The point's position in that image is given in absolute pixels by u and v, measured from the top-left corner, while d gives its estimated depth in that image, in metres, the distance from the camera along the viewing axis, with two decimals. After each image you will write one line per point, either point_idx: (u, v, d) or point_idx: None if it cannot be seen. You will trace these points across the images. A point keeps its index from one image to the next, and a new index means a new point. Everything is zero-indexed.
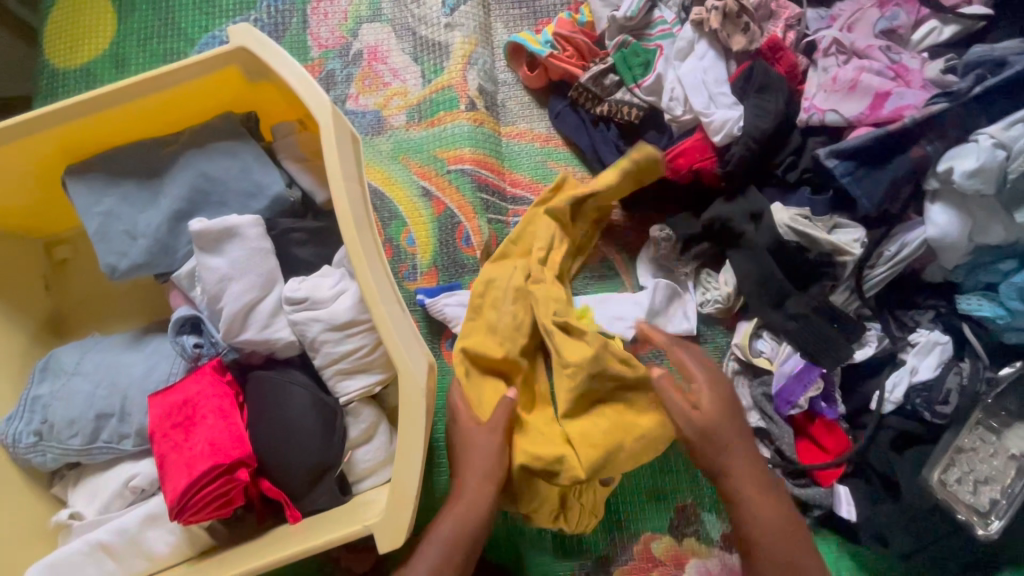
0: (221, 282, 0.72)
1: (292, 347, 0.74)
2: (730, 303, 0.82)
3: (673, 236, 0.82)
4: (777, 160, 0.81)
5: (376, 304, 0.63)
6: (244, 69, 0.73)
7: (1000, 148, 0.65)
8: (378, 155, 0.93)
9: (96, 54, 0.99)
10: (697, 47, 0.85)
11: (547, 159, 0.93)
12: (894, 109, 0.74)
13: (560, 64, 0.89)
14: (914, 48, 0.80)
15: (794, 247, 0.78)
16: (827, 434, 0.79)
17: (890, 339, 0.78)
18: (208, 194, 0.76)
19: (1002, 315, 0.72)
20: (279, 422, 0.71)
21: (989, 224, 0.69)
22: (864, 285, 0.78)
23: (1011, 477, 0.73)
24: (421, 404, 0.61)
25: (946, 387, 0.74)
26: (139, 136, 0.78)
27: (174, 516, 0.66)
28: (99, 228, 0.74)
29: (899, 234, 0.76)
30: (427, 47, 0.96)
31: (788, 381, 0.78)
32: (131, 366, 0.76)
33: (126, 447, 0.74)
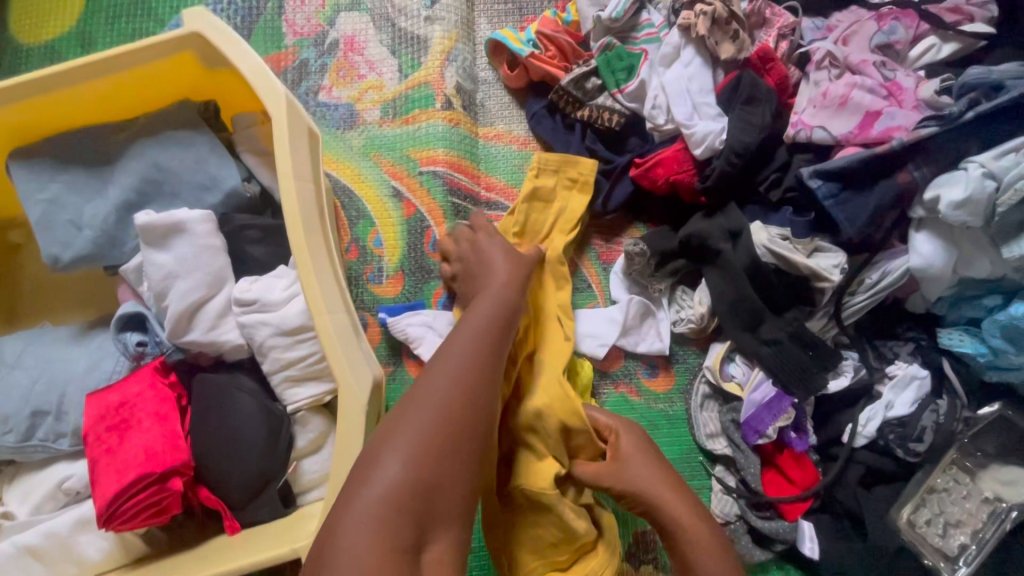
0: (166, 279, 0.68)
1: (240, 349, 0.71)
2: (704, 324, 0.79)
3: (647, 251, 0.78)
4: (759, 177, 0.78)
5: (320, 314, 0.60)
6: (200, 55, 0.69)
7: (990, 179, 0.60)
8: (349, 151, 0.89)
9: (61, 31, 0.95)
10: (683, 53, 0.80)
11: (524, 164, 0.89)
12: (883, 129, 0.70)
13: (541, 65, 0.85)
14: (910, 65, 0.76)
15: (772, 269, 0.74)
16: (796, 465, 0.75)
17: (866, 370, 0.75)
18: (160, 185, 0.72)
19: (983, 353, 0.68)
20: (221, 430, 0.68)
21: (975, 257, 0.65)
22: (843, 311, 0.74)
23: (983, 522, 0.70)
24: (360, 422, 0.58)
25: (921, 425, 0.71)
26: (92, 121, 0.75)
27: (103, 524, 0.63)
28: (42, 216, 0.70)
29: (881, 261, 0.72)
30: (405, 39, 0.92)
31: (756, 410, 0.74)
32: (72, 362, 0.73)
33: (62, 447, 0.71)
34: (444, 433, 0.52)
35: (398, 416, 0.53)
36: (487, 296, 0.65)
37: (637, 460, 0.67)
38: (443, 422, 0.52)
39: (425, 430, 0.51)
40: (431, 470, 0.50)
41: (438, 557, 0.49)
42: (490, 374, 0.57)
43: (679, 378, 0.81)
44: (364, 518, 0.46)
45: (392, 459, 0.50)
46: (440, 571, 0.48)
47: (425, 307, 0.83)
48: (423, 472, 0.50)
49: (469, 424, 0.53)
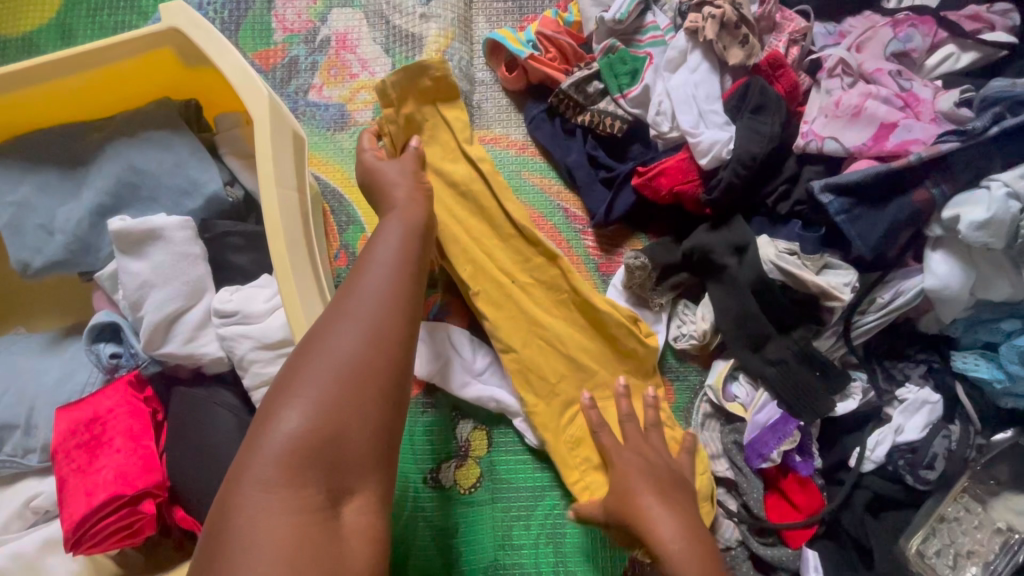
0: (142, 289, 0.65)
1: (220, 363, 0.67)
2: (706, 340, 0.75)
3: (648, 264, 0.75)
4: (768, 189, 0.74)
5: (302, 332, 0.57)
6: (180, 52, 0.66)
7: (1014, 200, 0.57)
8: (340, 153, 0.86)
9: (40, 23, 0.90)
10: (689, 58, 0.76)
11: (522, 169, 0.85)
12: (898, 143, 0.67)
13: (541, 67, 0.81)
14: (926, 75, 0.73)
15: (779, 286, 0.71)
16: (801, 490, 0.72)
17: (876, 392, 0.72)
18: (137, 188, 0.68)
19: (1000, 379, 0.64)
20: (198, 449, 0.64)
21: (993, 279, 0.61)
22: (853, 330, 0.71)
23: (995, 553, 0.67)
24: None
25: (933, 451, 0.68)
26: (66, 119, 0.71)
27: (70, 549, 0.59)
28: (11, 219, 0.66)
29: (895, 280, 0.69)
30: (400, 37, 0.88)
31: (760, 432, 0.71)
32: (44, 373, 0.70)
33: (30, 463, 0.67)
34: (352, 375, 0.47)
35: (300, 362, 0.48)
36: (394, 216, 0.60)
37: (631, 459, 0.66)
38: (351, 365, 0.47)
39: (332, 372, 0.47)
40: (337, 416, 0.46)
41: (361, 507, 0.45)
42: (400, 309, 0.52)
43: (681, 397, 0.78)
44: (261, 482, 0.42)
45: (291, 410, 0.45)
46: (362, 519, 0.45)
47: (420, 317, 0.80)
48: (328, 421, 0.45)
49: (386, 360, 0.49)
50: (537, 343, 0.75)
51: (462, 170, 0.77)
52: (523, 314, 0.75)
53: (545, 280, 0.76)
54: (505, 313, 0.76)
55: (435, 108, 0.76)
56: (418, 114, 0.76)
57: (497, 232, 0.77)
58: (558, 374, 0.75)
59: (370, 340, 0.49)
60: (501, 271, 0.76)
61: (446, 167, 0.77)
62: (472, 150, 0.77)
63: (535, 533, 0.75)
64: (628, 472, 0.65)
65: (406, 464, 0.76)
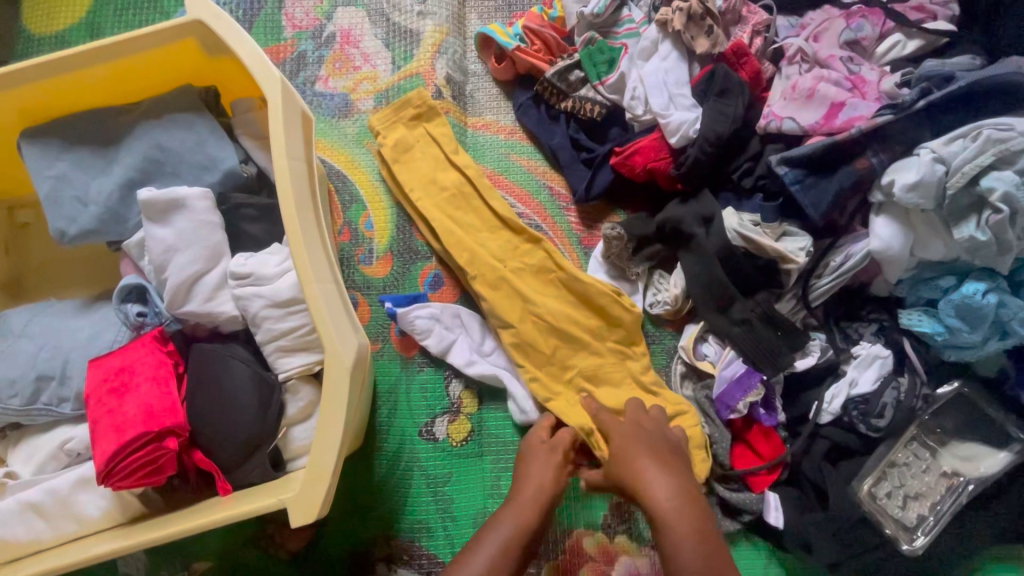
0: (166, 252, 0.72)
1: (234, 321, 0.75)
2: (679, 305, 0.82)
3: (624, 235, 0.82)
4: (733, 166, 0.82)
5: (310, 284, 0.63)
6: (201, 42, 0.74)
7: (939, 163, 0.64)
8: (344, 138, 0.94)
9: (72, 22, 0.99)
10: (661, 47, 0.84)
11: (510, 152, 0.93)
12: (846, 119, 0.74)
13: (527, 58, 0.89)
14: (877, 61, 0.80)
15: (742, 252, 0.78)
16: (765, 441, 0.78)
17: (834, 350, 0.78)
18: (161, 164, 0.76)
19: (940, 332, 0.71)
20: (215, 396, 0.72)
21: (930, 240, 0.68)
22: (811, 293, 0.78)
23: (941, 494, 0.74)
24: (345, 385, 0.62)
25: (883, 401, 0.74)
26: (100, 104, 0.79)
27: (103, 480, 0.67)
28: (51, 191, 0.74)
29: (846, 244, 0.75)
30: (399, 33, 0.96)
31: (727, 387, 0.78)
32: (77, 331, 0.77)
33: (65, 410, 0.75)
34: None
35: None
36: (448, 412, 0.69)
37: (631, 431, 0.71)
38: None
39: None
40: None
41: None
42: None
43: (657, 360, 0.85)
44: None
45: None
46: None
47: (426, 299, 0.86)
48: None
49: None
50: (533, 319, 0.81)
51: (452, 176, 0.86)
52: (517, 294, 0.81)
53: (533, 264, 0.83)
54: (501, 293, 0.81)
55: (423, 127, 0.89)
56: (408, 135, 0.89)
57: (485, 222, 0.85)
58: (552, 345, 0.81)
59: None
60: (494, 255, 0.83)
61: (437, 174, 0.87)
62: (459, 158, 0.87)
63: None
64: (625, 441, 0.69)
65: (404, 420, 0.84)
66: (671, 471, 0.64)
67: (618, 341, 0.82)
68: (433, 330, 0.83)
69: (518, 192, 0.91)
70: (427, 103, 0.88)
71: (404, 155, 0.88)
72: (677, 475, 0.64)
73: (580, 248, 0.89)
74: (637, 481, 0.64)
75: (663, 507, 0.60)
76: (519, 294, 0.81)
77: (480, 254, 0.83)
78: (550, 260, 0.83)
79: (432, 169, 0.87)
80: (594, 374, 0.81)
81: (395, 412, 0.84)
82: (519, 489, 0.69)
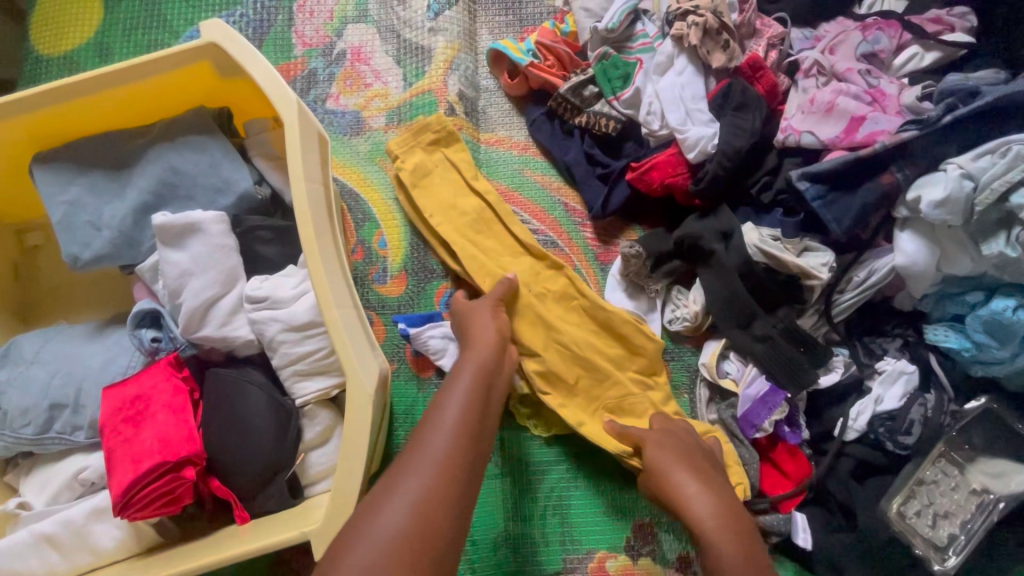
0: (181, 277, 0.71)
1: (250, 345, 0.74)
2: (699, 322, 0.81)
3: (642, 253, 0.81)
4: (752, 180, 0.81)
5: (329, 308, 0.62)
6: (215, 64, 0.73)
7: (967, 179, 0.63)
8: (356, 156, 0.93)
9: (80, 42, 0.99)
10: (676, 62, 0.84)
11: (524, 168, 0.92)
12: (868, 133, 0.73)
13: (540, 73, 0.88)
14: (895, 73, 0.80)
15: (763, 268, 0.77)
16: (790, 459, 0.77)
17: (857, 366, 0.77)
18: (175, 187, 0.75)
19: (968, 348, 0.70)
20: (232, 423, 0.70)
21: (957, 255, 0.67)
22: (833, 309, 0.77)
23: (971, 513, 0.72)
24: (367, 411, 0.61)
25: (910, 418, 0.73)
26: (113, 128, 0.78)
27: (119, 512, 0.65)
28: (63, 217, 0.73)
29: (869, 259, 0.75)
30: (410, 50, 0.96)
31: (752, 405, 0.76)
32: (90, 357, 0.76)
33: (78, 439, 0.73)
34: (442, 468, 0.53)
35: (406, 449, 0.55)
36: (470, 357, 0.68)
37: (660, 441, 0.70)
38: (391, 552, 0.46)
39: (395, 520, 0.48)
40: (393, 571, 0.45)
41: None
42: (444, 510, 0.50)
43: (677, 377, 0.84)
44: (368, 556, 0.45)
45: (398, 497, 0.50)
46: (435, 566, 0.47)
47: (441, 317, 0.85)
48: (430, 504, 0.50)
49: (436, 530, 0.48)
50: (557, 348, 0.80)
51: (473, 202, 0.85)
52: (539, 320, 0.80)
53: (555, 290, 0.82)
54: (525, 319, 0.80)
55: (442, 153, 0.88)
56: (425, 160, 0.87)
57: (507, 248, 0.84)
58: (575, 375, 0.80)
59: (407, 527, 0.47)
60: (518, 281, 0.82)
61: (456, 199, 0.86)
62: (478, 184, 0.86)
63: (541, 504, 0.80)
64: (655, 448, 0.70)
65: None
66: (711, 486, 0.64)
67: (640, 371, 0.81)
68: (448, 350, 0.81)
69: (533, 209, 0.90)
70: (446, 127, 0.87)
71: (423, 179, 0.87)
72: (716, 488, 0.64)
73: (597, 263, 0.88)
74: (673, 491, 0.65)
75: (705, 525, 0.60)
76: (543, 323, 0.80)
77: (505, 281, 0.82)
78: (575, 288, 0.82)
79: (451, 195, 0.86)
80: (618, 405, 0.79)
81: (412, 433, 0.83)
82: (471, 340, 0.71)
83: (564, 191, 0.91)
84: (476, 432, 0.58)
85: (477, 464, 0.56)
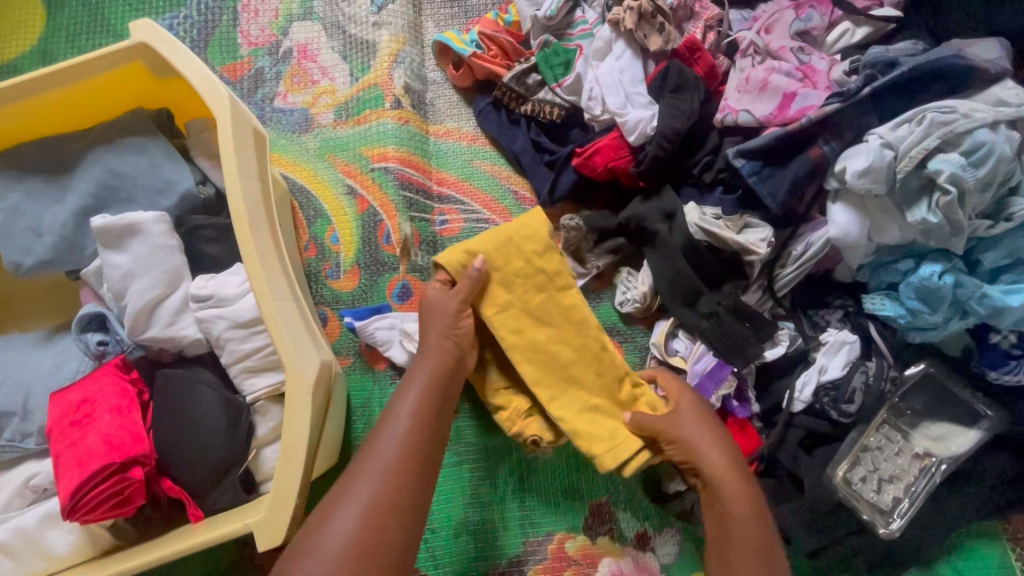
0: (124, 278, 0.71)
1: (198, 344, 0.74)
2: (648, 302, 0.82)
3: (582, 226, 0.83)
4: (693, 160, 0.82)
5: (266, 300, 0.63)
6: (149, 64, 0.73)
7: (888, 149, 0.64)
8: (305, 153, 0.93)
9: (23, 50, 0.98)
10: (614, 46, 0.85)
11: (473, 158, 0.93)
12: (799, 109, 0.75)
13: (483, 64, 0.89)
14: (828, 50, 0.81)
15: (706, 247, 0.78)
16: (741, 433, 0.78)
17: (802, 339, 0.78)
18: (116, 190, 0.75)
19: (903, 315, 0.71)
20: (181, 422, 0.70)
21: (885, 224, 0.68)
22: (776, 284, 0.78)
23: (914, 476, 0.74)
24: (307, 401, 0.62)
25: (852, 386, 0.74)
26: (51, 133, 0.78)
27: (68, 515, 0.65)
28: (3, 224, 0.73)
29: (805, 233, 0.76)
30: (356, 45, 0.96)
31: (700, 380, 0.78)
32: (38, 364, 0.76)
33: (28, 446, 0.73)
34: (396, 473, 0.58)
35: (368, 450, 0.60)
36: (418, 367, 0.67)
37: (693, 426, 0.69)
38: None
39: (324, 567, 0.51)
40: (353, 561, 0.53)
41: None
42: (377, 560, 0.53)
43: (629, 357, 0.85)
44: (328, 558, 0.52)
45: (344, 513, 0.55)
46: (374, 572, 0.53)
47: (389, 310, 0.85)
48: (380, 516, 0.55)
49: (393, 533, 0.55)
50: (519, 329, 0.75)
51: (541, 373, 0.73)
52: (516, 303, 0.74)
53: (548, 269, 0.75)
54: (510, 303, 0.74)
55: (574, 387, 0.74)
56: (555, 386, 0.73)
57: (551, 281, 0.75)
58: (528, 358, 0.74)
59: (370, 505, 0.55)
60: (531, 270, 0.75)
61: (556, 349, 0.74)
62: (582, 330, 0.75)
63: (501, 487, 0.81)
64: (681, 429, 0.69)
65: None
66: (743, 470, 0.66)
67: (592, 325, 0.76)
68: (393, 339, 0.82)
69: (483, 198, 0.91)
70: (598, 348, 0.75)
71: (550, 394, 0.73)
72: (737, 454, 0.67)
73: None
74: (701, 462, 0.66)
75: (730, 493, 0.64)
76: (524, 311, 0.74)
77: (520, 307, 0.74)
78: (535, 260, 0.75)
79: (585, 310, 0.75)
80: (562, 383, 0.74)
81: (370, 427, 0.83)
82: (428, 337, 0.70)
83: (514, 179, 0.92)
84: (415, 466, 0.59)
85: (431, 452, 0.61)
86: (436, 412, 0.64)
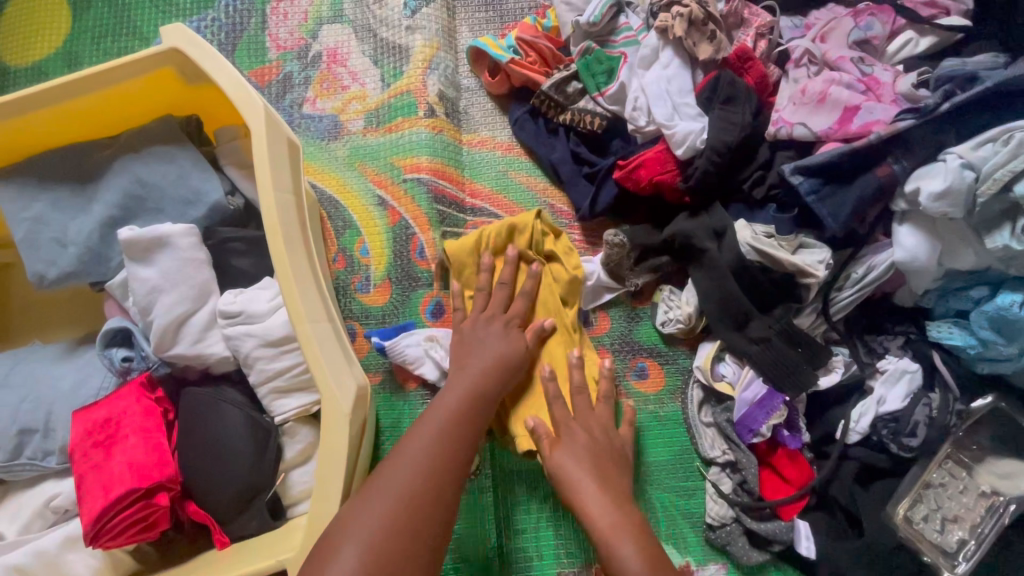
0: (151, 293, 0.68)
1: (226, 362, 0.71)
2: (692, 324, 0.78)
3: (626, 243, 0.78)
4: (744, 174, 0.77)
5: (302, 322, 0.60)
6: (179, 70, 0.70)
7: (969, 169, 0.60)
8: (334, 161, 0.90)
9: (48, 52, 0.96)
10: (661, 55, 0.81)
11: (508, 169, 0.89)
12: (862, 124, 0.70)
13: (521, 70, 0.85)
14: (889, 60, 0.77)
15: (758, 267, 0.74)
16: (791, 464, 0.74)
17: (858, 365, 0.74)
18: (143, 200, 0.72)
19: (973, 345, 0.67)
20: (207, 445, 0.67)
21: (959, 248, 0.64)
22: (832, 307, 0.74)
23: (980, 516, 0.70)
24: (343, 430, 0.58)
25: (914, 419, 0.70)
26: (77, 140, 0.75)
27: (89, 542, 0.62)
28: (27, 234, 0.70)
29: (867, 255, 0.72)
30: (387, 49, 0.93)
31: (749, 410, 0.73)
32: (60, 379, 0.73)
33: (49, 465, 0.70)
34: (414, 488, 0.55)
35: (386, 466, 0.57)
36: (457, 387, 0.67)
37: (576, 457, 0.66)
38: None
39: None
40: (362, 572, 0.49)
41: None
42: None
43: (670, 379, 0.80)
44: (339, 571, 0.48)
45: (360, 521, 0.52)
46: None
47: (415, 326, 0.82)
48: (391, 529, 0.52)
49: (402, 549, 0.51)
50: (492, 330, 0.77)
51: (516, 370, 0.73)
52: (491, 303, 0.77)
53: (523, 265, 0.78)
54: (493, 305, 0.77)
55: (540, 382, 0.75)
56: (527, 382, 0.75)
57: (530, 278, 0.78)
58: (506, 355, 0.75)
59: (384, 516, 0.52)
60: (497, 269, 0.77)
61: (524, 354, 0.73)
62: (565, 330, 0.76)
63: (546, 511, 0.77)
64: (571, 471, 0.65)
65: None
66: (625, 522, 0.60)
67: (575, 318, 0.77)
68: (423, 358, 0.78)
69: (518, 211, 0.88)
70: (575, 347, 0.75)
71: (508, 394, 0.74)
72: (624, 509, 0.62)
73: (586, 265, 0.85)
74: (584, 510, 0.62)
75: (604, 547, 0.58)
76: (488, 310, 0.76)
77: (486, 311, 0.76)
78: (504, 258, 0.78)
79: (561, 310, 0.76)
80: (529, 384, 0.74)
81: None
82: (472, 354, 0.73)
83: (551, 191, 0.88)
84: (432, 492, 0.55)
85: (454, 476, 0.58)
86: (464, 437, 0.62)
